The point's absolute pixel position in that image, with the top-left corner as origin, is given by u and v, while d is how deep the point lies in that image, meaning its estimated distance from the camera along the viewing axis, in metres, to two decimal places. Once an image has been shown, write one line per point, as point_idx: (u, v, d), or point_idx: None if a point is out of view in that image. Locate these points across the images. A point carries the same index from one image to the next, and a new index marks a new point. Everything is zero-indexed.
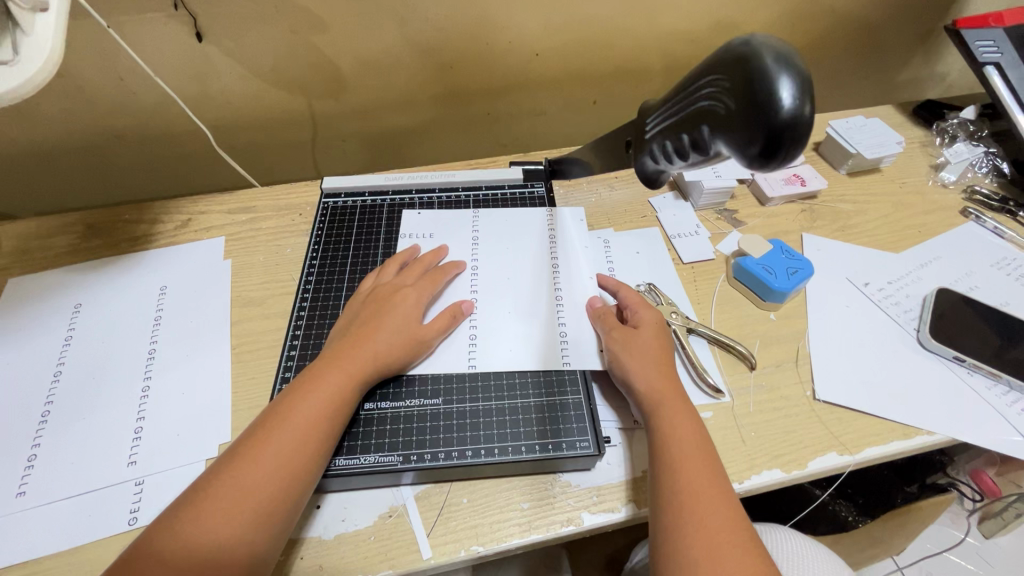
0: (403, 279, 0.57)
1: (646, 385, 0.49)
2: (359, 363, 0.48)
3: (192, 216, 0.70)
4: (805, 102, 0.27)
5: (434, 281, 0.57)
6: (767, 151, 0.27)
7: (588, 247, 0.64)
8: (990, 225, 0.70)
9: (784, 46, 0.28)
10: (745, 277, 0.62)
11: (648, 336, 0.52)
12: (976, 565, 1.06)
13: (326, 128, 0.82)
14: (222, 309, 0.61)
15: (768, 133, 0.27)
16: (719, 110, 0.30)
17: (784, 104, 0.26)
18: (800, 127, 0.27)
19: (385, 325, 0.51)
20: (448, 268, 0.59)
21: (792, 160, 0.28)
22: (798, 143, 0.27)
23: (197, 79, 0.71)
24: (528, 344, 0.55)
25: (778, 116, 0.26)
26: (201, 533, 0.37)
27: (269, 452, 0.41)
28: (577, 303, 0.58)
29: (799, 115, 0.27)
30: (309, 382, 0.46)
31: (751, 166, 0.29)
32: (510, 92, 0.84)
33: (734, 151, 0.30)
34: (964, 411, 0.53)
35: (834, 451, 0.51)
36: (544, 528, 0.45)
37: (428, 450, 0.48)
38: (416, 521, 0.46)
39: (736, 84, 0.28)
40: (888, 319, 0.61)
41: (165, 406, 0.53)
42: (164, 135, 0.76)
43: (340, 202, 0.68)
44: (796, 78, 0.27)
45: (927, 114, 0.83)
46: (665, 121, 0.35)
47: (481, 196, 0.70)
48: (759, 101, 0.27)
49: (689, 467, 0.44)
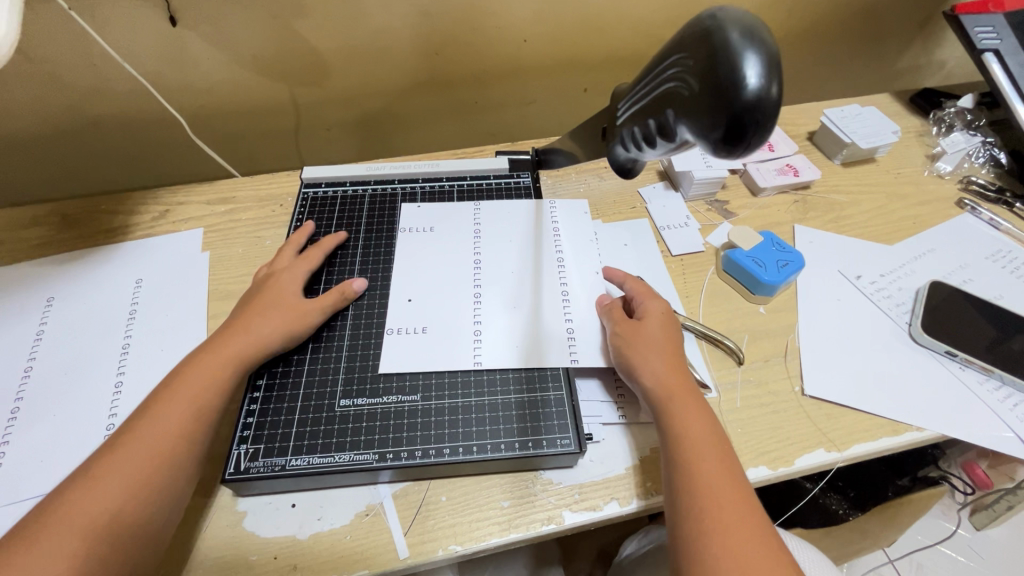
0: (281, 263, 0.57)
1: (654, 382, 0.47)
2: (238, 336, 0.48)
3: (170, 207, 0.69)
4: (772, 82, 0.25)
5: (312, 260, 0.57)
6: (730, 135, 0.26)
7: (578, 238, 0.62)
8: (986, 216, 0.69)
9: (754, 21, 0.26)
10: (734, 269, 0.61)
11: (656, 330, 0.51)
12: (967, 557, 1.06)
13: (309, 117, 0.80)
14: (198, 302, 0.60)
15: (732, 115, 0.25)
16: (683, 91, 0.28)
17: (749, 83, 0.25)
18: (766, 110, 0.25)
19: (263, 304, 0.51)
20: (325, 245, 0.59)
21: (757, 145, 0.27)
22: (764, 126, 0.26)
23: (174, 66, 0.68)
24: (513, 338, 0.53)
25: (742, 96, 0.25)
26: (54, 531, 0.36)
27: (144, 432, 0.41)
28: (586, 298, 0.57)
29: (767, 96, 0.25)
30: (189, 361, 0.46)
31: (716, 152, 0.28)
32: (498, 79, 0.82)
33: (698, 137, 0.28)
34: (955, 407, 0.52)
35: (821, 447, 0.50)
36: (525, 526, 0.44)
37: (405, 448, 0.46)
38: (393, 521, 0.45)
39: (700, 62, 0.27)
40: (880, 313, 0.60)
41: (139, 402, 0.52)
42: (143, 124, 0.74)
43: (321, 192, 0.67)
44: (764, 56, 0.25)
45: (924, 102, 0.82)
46: (634, 105, 0.33)
47: (466, 187, 0.68)
48: (722, 81, 0.25)
49: (705, 467, 0.42)
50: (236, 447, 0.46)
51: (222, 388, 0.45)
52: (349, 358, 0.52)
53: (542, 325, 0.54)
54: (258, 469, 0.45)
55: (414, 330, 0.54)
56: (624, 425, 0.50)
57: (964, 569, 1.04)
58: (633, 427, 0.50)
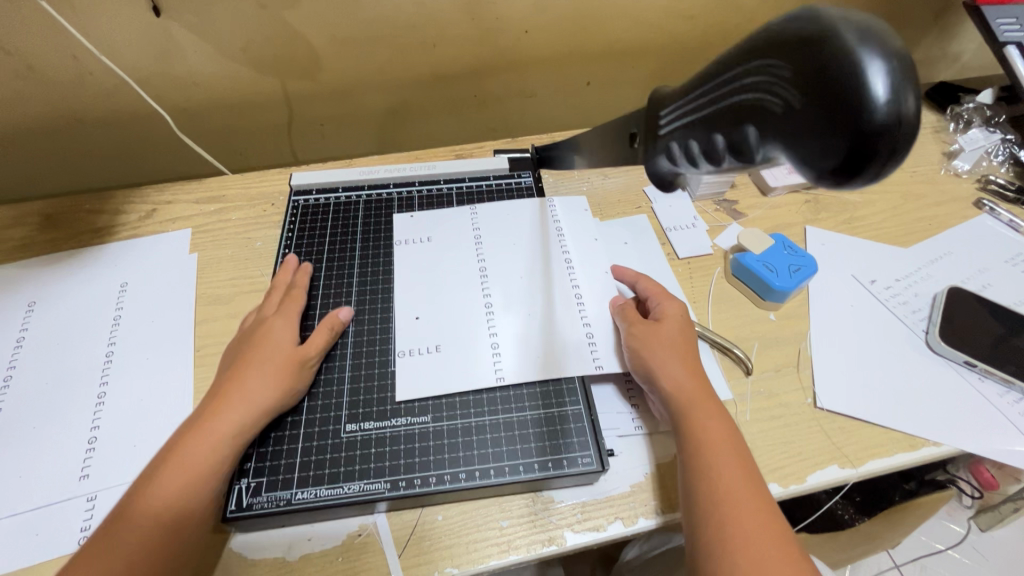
0: (271, 307, 0.53)
1: (675, 386, 0.45)
2: (236, 378, 0.45)
3: (158, 206, 0.66)
4: (905, 94, 0.21)
5: (297, 299, 0.53)
6: (852, 163, 0.22)
7: (583, 240, 0.60)
8: (1005, 218, 0.66)
9: (869, 22, 0.22)
10: (744, 273, 0.58)
11: (672, 332, 0.48)
12: (973, 560, 1.04)
13: (303, 111, 0.77)
14: (186, 307, 0.57)
15: (857, 139, 0.21)
16: (777, 106, 0.23)
17: (881, 99, 0.20)
18: (900, 131, 0.21)
19: (257, 351, 0.47)
20: (302, 281, 0.55)
21: (884, 172, 0.22)
22: (897, 150, 0.22)
23: (160, 57, 0.65)
24: (524, 349, 0.51)
25: (875, 117, 0.21)
26: None
27: (147, 486, 0.39)
28: (601, 301, 0.54)
29: (900, 113, 0.21)
30: (195, 409, 0.44)
31: (823, 179, 0.24)
32: (499, 72, 0.79)
33: (799, 161, 0.24)
34: (975, 421, 0.50)
35: (835, 463, 0.48)
36: (525, 547, 0.43)
37: (418, 474, 0.44)
38: (387, 543, 0.43)
39: (803, 73, 0.22)
40: (896, 320, 0.57)
41: (124, 414, 0.50)
42: (129, 118, 0.72)
43: (312, 200, 0.64)
44: (894, 65, 0.21)
45: (940, 97, 0.79)
46: (690, 114, 0.29)
47: (465, 188, 0.65)
48: (843, 96, 0.21)
49: (725, 475, 0.40)
50: (236, 481, 0.43)
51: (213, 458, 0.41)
52: (353, 378, 0.49)
53: (553, 334, 0.52)
54: (261, 505, 0.42)
55: (427, 349, 0.51)
56: (642, 436, 0.48)
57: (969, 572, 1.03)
58: (645, 438, 0.48)
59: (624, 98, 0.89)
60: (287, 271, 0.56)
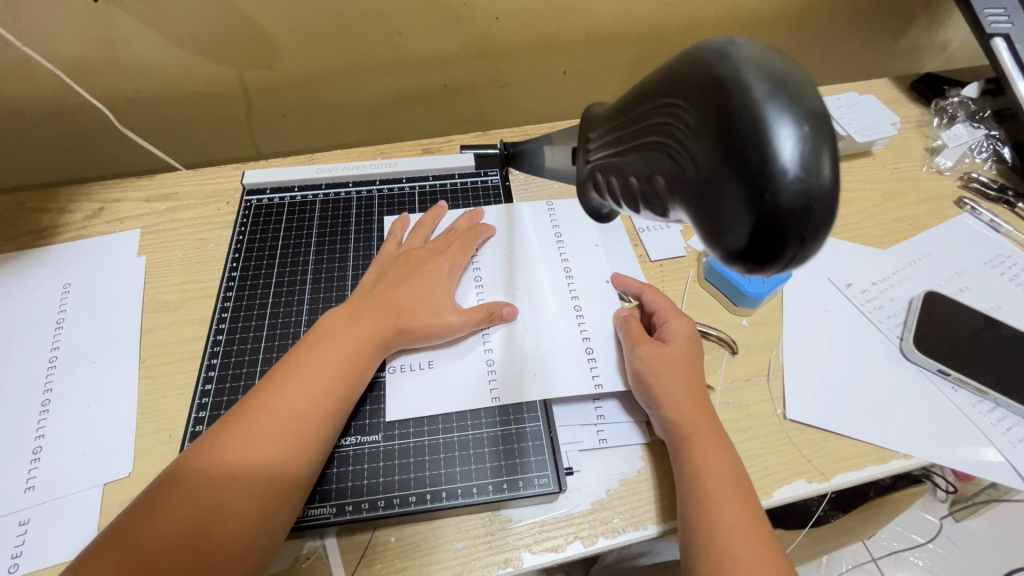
0: (437, 245, 0.55)
1: (676, 414, 0.43)
2: (383, 326, 0.46)
3: (106, 204, 0.62)
4: (822, 166, 0.18)
5: (467, 247, 0.54)
6: (758, 244, 0.19)
7: (585, 246, 0.57)
8: (986, 218, 0.65)
9: (782, 67, 0.19)
10: (716, 278, 0.56)
11: (674, 353, 0.46)
12: (947, 550, 1.05)
13: (263, 102, 0.73)
14: (130, 314, 0.54)
15: (760, 216, 0.19)
16: (681, 161, 0.21)
17: (787, 171, 0.18)
18: (812, 213, 0.18)
19: (417, 288, 0.49)
20: (481, 231, 0.56)
21: (800, 257, 0.20)
22: (807, 236, 0.19)
23: (101, 45, 0.61)
24: (491, 361, 0.49)
25: (780, 196, 0.18)
26: (205, 489, 0.36)
27: (247, 438, 0.38)
28: (602, 313, 0.52)
29: (810, 190, 0.18)
30: (354, 308, 0.47)
31: (736, 261, 0.21)
32: (469, 61, 0.76)
33: (703, 231, 0.21)
34: (947, 432, 0.49)
35: (803, 477, 0.46)
36: (479, 571, 0.41)
37: (366, 498, 0.42)
38: (335, 566, 0.41)
39: (707, 125, 0.20)
40: (870, 326, 0.56)
41: (68, 425, 0.47)
42: (74, 108, 0.67)
43: (266, 199, 0.61)
44: (806, 131, 0.18)
45: (924, 89, 0.76)
46: (613, 145, 0.26)
47: (428, 188, 0.63)
48: (749, 163, 0.18)
49: (727, 510, 0.39)
50: None
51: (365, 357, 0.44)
52: None
53: (518, 345, 0.49)
54: None
55: (419, 365, 0.48)
56: (604, 451, 0.46)
57: (943, 563, 1.04)
58: (611, 454, 0.46)
59: (602, 88, 0.86)
60: (466, 219, 0.57)
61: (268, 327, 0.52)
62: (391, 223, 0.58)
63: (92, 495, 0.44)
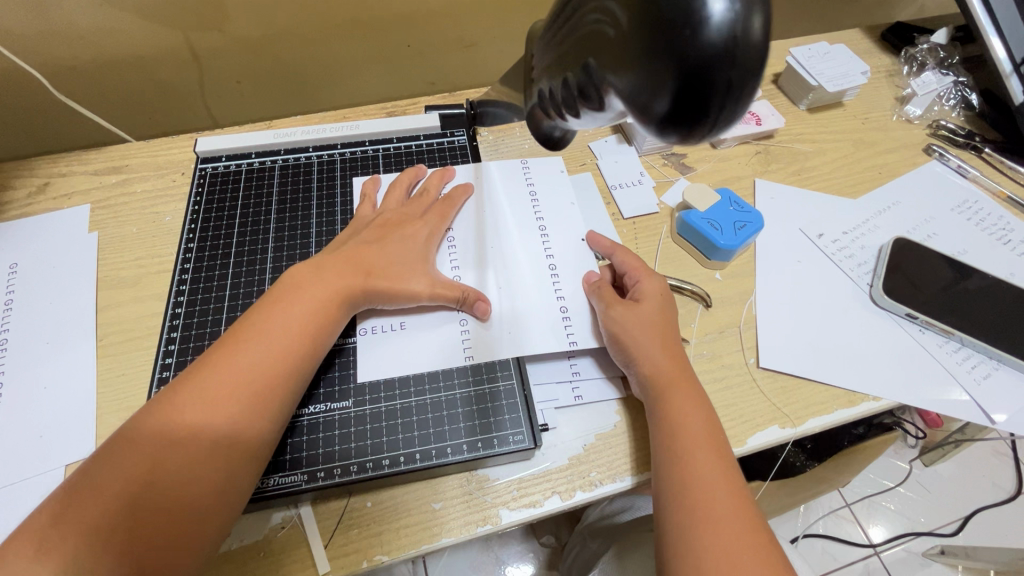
0: (413, 208, 0.53)
1: (653, 369, 0.43)
2: (351, 281, 0.44)
3: (50, 179, 0.59)
4: (753, 13, 0.18)
5: (444, 213, 0.53)
6: (683, 100, 0.18)
7: (558, 203, 0.56)
8: (954, 163, 0.65)
9: None
10: (688, 232, 0.56)
11: (645, 309, 0.46)
12: (917, 493, 1.08)
13: (215, 67, 0.70)
14: (83, 292, 0.52)
15: (685, 62, 0.18)
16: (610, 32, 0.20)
17: (710, 9, 0.17)
18: (739, 57, 0.18)
19: (385, 247, 0.48)
20: (458, 197, 0.54)
21: (730, 112, 0.19)
22: (735, 85, 0.18)
23: (29, 7, 0.57)
24: (463, 324, 0.47)
25: (702, 32, 0.17)
26: (160, 446, 0.34)
27: (206, 396, 0.36)
28: (576, 272, 0.51)
29: (738, 32, 0.18)
30: (319, 262, 0.45)
31: (666, 132, 0.20)
32: (431, 19, 0.73)
33: (631, 105, 0.20)
34: (914, 373, 0.50)
35: (776, 424, 0.47)
36: (458, 530, 0.41)
37: (338, 464, 0.42)
38: (313, 533, 0.40)
39: None
40: (842, 275, 0.56)
41: (24, 407, 0.45)
42: (7, 78, 0.63)
43: (221, 167, 0.59)
44: None
45: (895, 38, 0.75)
46: (551, 50, 0.25)
47: (392, 151, 0.61)
48: (667, 9, 0.18)
49: (696, 462, 0.39)
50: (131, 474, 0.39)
51: (327, 313, 0.42)
52: None
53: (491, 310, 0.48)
54: None
55: (390, 327, 0.47)
56: (580, 407, 0.46)
57: (913, 506, 1.07)
58: (589, 409, 0.46)
59: None
60: (437, 178, 0.56)
61: (230, 298, 0.51)
62: (361, 188, 0.56)
63: (53, 477, 0.42)
